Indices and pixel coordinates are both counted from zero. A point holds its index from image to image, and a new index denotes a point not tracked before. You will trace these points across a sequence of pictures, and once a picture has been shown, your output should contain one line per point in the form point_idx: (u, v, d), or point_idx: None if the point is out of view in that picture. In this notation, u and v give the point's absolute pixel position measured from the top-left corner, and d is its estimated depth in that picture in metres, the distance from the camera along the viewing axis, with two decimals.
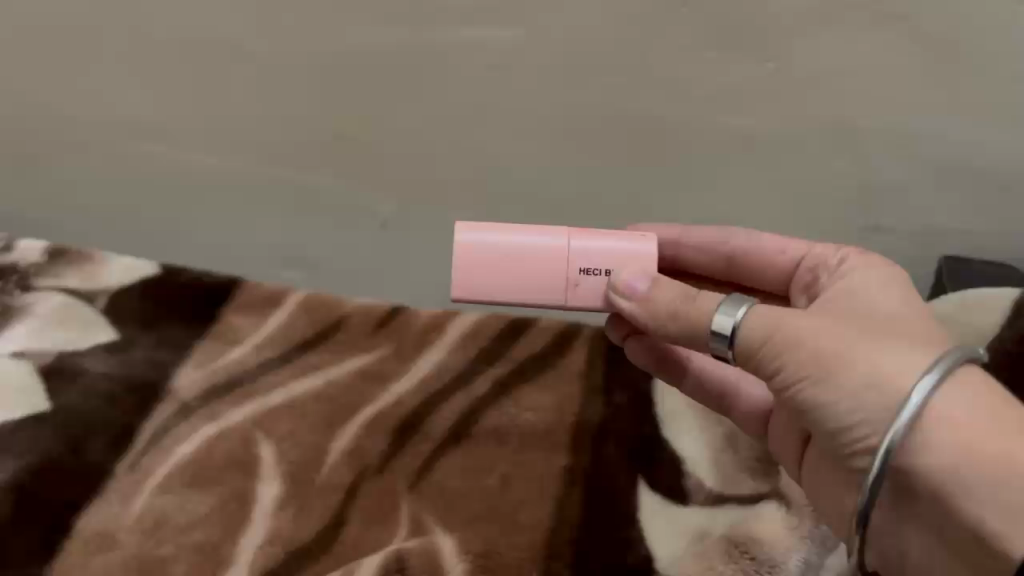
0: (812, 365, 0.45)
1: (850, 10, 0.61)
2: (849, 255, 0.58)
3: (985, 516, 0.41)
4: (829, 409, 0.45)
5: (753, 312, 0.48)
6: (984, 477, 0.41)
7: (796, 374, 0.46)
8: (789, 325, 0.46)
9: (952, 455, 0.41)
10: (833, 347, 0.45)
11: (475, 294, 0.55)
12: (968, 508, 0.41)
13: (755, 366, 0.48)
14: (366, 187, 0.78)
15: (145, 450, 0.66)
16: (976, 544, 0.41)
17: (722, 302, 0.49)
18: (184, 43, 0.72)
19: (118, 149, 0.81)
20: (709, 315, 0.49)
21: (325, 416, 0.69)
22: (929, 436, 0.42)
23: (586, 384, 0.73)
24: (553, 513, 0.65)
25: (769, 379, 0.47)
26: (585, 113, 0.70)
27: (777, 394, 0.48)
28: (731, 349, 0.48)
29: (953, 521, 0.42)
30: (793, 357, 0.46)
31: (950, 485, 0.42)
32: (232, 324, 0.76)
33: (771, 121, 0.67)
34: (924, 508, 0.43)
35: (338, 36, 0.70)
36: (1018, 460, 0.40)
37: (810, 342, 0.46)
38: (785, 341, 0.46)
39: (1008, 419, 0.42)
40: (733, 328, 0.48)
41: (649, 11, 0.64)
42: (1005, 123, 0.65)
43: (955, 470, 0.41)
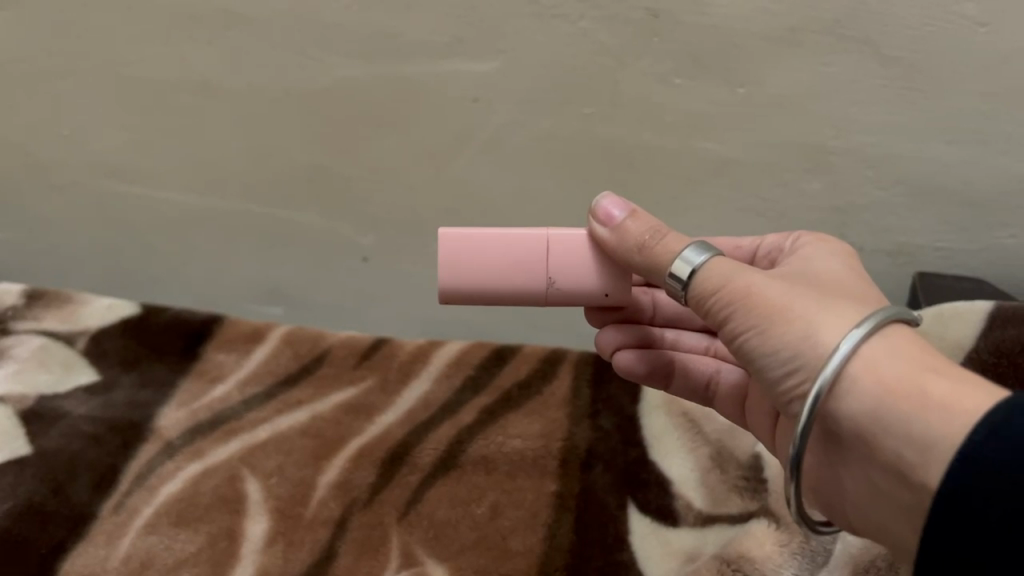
0: (758, 315, 0.47)
1: (812, 36, 0.67)
2: (806, 241, 0.57)
3: (903, 453, 0.41)
4: (769, 356, 0.47)
5: (712, 261, 0.50)
6: (903, 415, 0.41)
7: (744, 324, 0.48)
8: (739, 277, 0.49)
9: (870, 394, 0.43)
10: (779, 299, 0.47)
11: (458, 229, 0.55)
12: (888, 446, 0.42)
13: (705, 313, 0.50)
14: (350, 224, 0.87)
15: (130, 491, 0.68)
16: (898, 481, 0.42)
17: (688, 246, 0.51)
18: (178, 81, 0.79)
19: (115, 189, 0.89)
20: (675, 256, 0.51)
21: (311, 451, 0.70)
22: (855, 380, 0.43)
23: (573, 411, 0.73)
24: (544, 540, 0.64)
25: (718, 327, 0.50)
26: (559, 140, 0.77)
27: (725, 342, 0.50)
28: (683, 292, 0.51)
29: (877, 460, 0.43)
30: (741, 305, 0.48)
31: (871, 425, 0.43)
32: (215, 361, 0.78)
33: (741, 146, 0.75)
34: (853, 450, 0.45)
35: (326, 73, 0.76)
36: (932, 394, 0.41)
37: (757, 292, 0.48)
38: (733, 291, 0.48)
39: (926, 363, 0.43)
40: (691, 271, 0.50)
41: (620, 42, 0.70)
42: (955, 139, 0.72)
43: (875, 408, 0.42)
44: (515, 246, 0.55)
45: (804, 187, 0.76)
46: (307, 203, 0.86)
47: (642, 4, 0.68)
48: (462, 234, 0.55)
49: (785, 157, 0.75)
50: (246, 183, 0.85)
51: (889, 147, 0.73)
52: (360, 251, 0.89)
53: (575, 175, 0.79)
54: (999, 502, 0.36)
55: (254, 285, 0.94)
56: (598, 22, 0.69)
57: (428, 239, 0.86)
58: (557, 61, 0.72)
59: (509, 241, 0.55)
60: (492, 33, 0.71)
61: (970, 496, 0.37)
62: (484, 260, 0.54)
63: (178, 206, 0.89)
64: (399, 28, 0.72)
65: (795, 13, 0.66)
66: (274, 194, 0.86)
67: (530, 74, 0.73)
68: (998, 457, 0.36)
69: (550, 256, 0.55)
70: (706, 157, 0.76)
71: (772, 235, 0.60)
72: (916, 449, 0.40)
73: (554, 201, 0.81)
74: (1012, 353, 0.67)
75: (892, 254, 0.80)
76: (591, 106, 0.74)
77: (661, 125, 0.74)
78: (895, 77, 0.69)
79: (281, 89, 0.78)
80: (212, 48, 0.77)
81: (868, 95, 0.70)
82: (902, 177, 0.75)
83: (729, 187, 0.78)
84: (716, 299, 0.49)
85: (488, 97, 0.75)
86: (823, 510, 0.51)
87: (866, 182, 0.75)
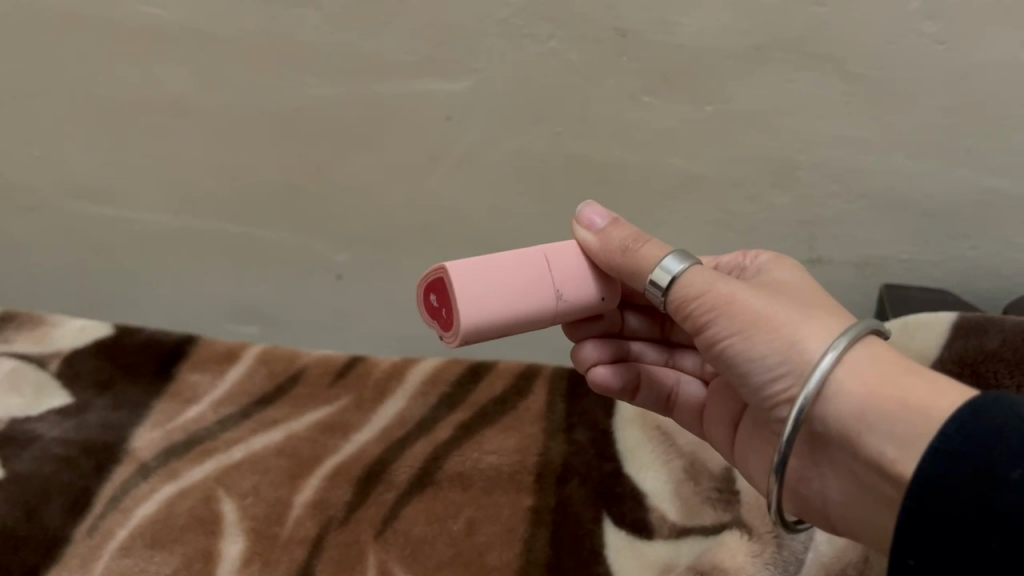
0: (742, 322, 0.50)
1: (777, 53, 0.69)
2: (767, 261, 0.58)
3: (884, 450, 0.44)
4: (755, 363, 0.50)
5: (691, 271, 0.52)
6: (885, 413, 0.44)
7: (728, 330, 0.50)
8: (722, 285, 0.51)
9: (855, 397, 0.45)
10: (761, 309, 0.50)
11: (464, 263, 0.51)
12: (870, 443, 0.45)
13: (684, 318, 0.52)
14: (324, 242, 0.87)
15: (104, 514, 0.67)
16: (878, 475, 0.45)
17: (667, 255, 0.53)
18: (150, 102, 0.80)
19: (88, 210, 0.89)
20: (656, 263, 0.52)
21: (287, 470, 0.70)
22: (840, 383, 0.46)
23: (548, 425, 0.73)
24: (520, 555, 0.64)
25: (699, 332, 0.51)
26: (530, 158, 0.78)
27: (704, 347, 0.52)
28: (662, 298, 0.52)
29: (859, 457, 0.46)
30: (724, 312, 0.50)
31: (856, 424, 0.45)
32: (189, 382, 0.78)
33: (709, 162, 0.76)
34: (837, 448, 0.47)
35: (298, 93, 0.77)
36: (910, 394, 0.44)
37: (740, 301, 0.50)
38: (717, 298, 0.50)
39: (902, 367, 0.46)
40: (672, 279, 0.52)
41: (589, 61, 0.71)
42: (916, 153, 0.73)
43: (860, 410, 0.45)
44: (524, 265, 0.53)
45: (772, 203, 0.78)
46: (281, 222, 0.86)
47: (610, 24, 0.69)
48: (468, 264, 0.51)
49: (753, 173, 0.76)
50: (219, 203, 0.86)
51: (854, 163, 0.74)
52: (334, 269, 0.89)
53: (547, 192, 0.80)
54: (958, 489, 0.37)
55: (228, 304, 0.94)
56: (568, 42, 0.70)
57: (402, 257, 0.87)
58: (528, 79, 0.73)
59: (515, 262, 0.52)
60: (464, 53, 0.72)
61: (933, 483, 0.38)
62: (505, 284, 0.51)
63: (152, 226, 0.89)
64: (372, 48, 0.73)
65: (759, 32, 0.68)
66: (248, 213, 0.86)
67: (501, 93, 0.74)
68: (963, 449, 0.38)
69: (553, 269, 0.53)
70: (675, 173, 0.77)
71: (728, 256, 0.62)
72: (896, 444, 0.43)
73: (526, 218, 0.82)
74: (975, 363, 0.68)
75: (859, 265, 0.82)
76: (562, 124, 0.75)
77: (631, 143, 0.76)
78: (857, 93, 0.70)
79: (253, 110, 0.78)
80: (184, 70, 0.77)
81: (833, 112, 0.72)
82: (867, 190, 0.76)
83: (698, 203, 0.79)
84: (698, 305, 0.51)
85: (461, 116, 0.76)
86: (801, 509, 0.54)
87: (831, 197, 0.77)
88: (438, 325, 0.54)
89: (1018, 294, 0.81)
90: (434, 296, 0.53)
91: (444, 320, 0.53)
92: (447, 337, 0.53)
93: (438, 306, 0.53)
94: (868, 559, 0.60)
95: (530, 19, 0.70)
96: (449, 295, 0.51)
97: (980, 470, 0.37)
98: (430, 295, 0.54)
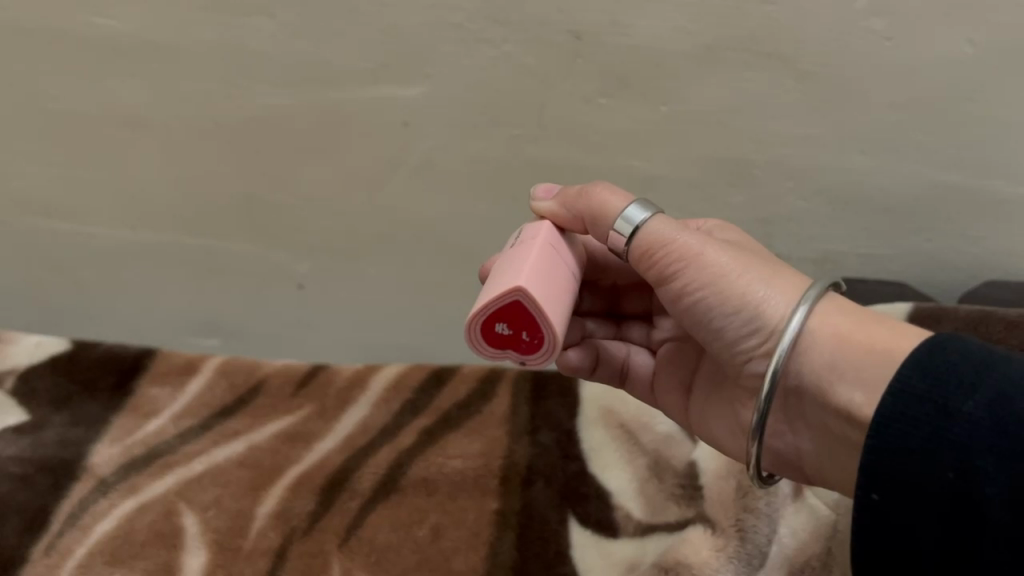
0: (712, 273, 0.53)
1: (730, 52, 0.69)
2: (713, 228, 0.63)
3: (853, 396, 0.48)
4: (724, 312, 0.53)
5: (655, 222, 0.54)
6: (854, 361, 0.48)
7: (697, 279, 0.53)
8: (689, 238, 0.53)
9: (826, 349, 0.49)
10: (729, 262, 0.53)
11: (533, 279, 0.49)
12: (840, 391, 0.49)
13: (647, 265, 0.54)
14: (285, 251, 0.87)
15: (62, 532, 0.66)
16: (849, 422, 0.49)
17: (630, 203, 0.55)
18: (104, 113, 0.79)
19: (43, 224, 0.88)
20: (619, 214, 0.54)
21: (249, 481, 0.69)
22: (813, 337, 0.50)
23: (513, 427, 0.72)
24: (486, 560, 0.64)
25: (664, 280, 0.54)
26: (490, 162, 0.78)
27: (672, 300, 0.55)
28: (627, 246, 0.54)
29: (829, 407, 0.50)
30: (694, 262, 0.53)
31: (828, 374, 0.49)
32: (148, 396, 0.77)
33: (666, 162, 0.77)
34: (809, 400, 0.51)
35: (254, 102, 0.76)
36: (876, 342, 0.48)
37: (708, 252, 0.53)
38: (685, 248, 0.53)
39: (862, 316, 0.50)
40: (637, 227, 0.54)
41: (545, 64, 0.71)
42: (868, 148, 0.74)
43: (831, 360, 0.49)
44: (552, 258, 0.53)
45: (729, 201, 0.79)
46: (241, 231, 0.86)
47: (564, 26, 0.69)
48: (531, 275, 0.50)
49: (710, 172, 0.77)
50: (178, 214, 0.85)
51: (808, 159, 0.76)
52: (295, 279, 0.89)
53: (507, 195, 0.80)
54: (919, 428, 0.40)
55: (189, 317, 0.94)
56: (523, 45, 0.71)
57: (364, 264, 0.87)
58: (485, 84, 0.73)
59: (546, 260, 0.52)
60: (419, 59, 0.72)
61: (896, 423, 0.41)
62: (559, 284, 0.52)
63: (110, 240, 0.88)
64: (327, 56, 0.73)
65: (711, 33, 0.68)
66: (208, 223, 0.85)
67: (458, 98, 0.74)
68: (922, 387, 0.41)
69: (558, 251, 0.54)
70: (633, 174, 0.78)
71: None
72: (865, 389, 0.47)
73: (487, 221, 0.82)
74: None
75: (817, 260, 0.83)
76: (519, 128, 0.75)
77: (588, 145, 0.76)
78: (810, 90, 0.71)
79: (209, 119, 0.78)
80: (137, 81, 0.76)
81: (787, 109, 0.72)
82: (821, 187, 0.77)
83: (656, 202, 0.80)
84: (665, 254, 0.53)
85: (419, 121, 0.76)
86: (775, 465, 0.57)
87: (788, 193, 0.78)
88: (514, 353, 0.51)
89: (971, 285, 0.83)
90: (506, 324, 0.50)
91: (526, 344, 0.50)
92: (532, 358, 0.51)
93: (510, 333, 0.50)
94: (830, 550, 0.61)
95: (484, 23, 0.70)
96: (532, 312, 0.49)
97: (938, 408, 0.40)
98: (493, 325, 0.50)
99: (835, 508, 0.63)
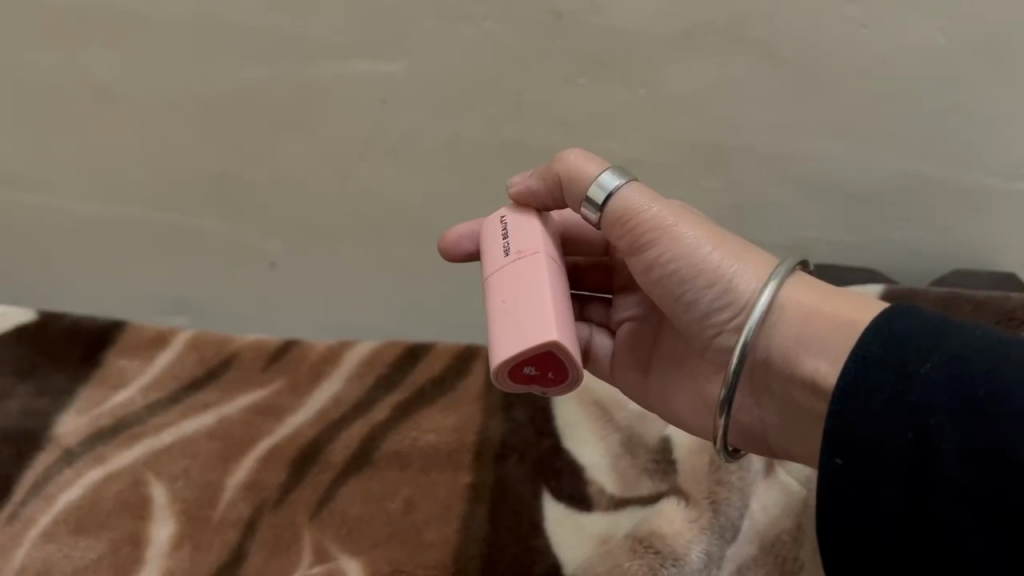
0: (683, 245, 0.53)
1: (707, 36, 0.70)
2: None
3: (819, 366, 0.49)
4: (694, 285, 0.54)
5: (627, 192, 0.55)
6: (821, 333, 0.49)
7: (667, 250, 0.54)
8: (661, 210, 0.54)
9: (793, 321, 0.50)
10: (700, 237, 0.54)
11: (559, 327, 0.49)
12: (806, 361, 0.49)
13: (617, 233, 0.55)
14: (256, 228, 0.86)
15: (25, 502, 0.65)
16: (813, 392, 0.50)
17: (604, 172, 0.56)
18: (74, 84, 0.77)
19: (10, 197, 0.86)
20: (593, 182, 0.55)
21: (219, 452, 0.68)
22: (781, 310, 0.51)
23: (486, 404, 0.71)
24: (459, 530, 0.63)
25: (634, 249, 0.55)
26: (468, 141, 0.78)
27: (642, 272, 0.55)
28: (600, 213, 0.55)
29: (793, 378, 0.50)
30: (666, 234, 0.54)
31: (794, 345, 0.50)
32: (117, 367, 0.75)
33: (642, 147, 0.77)
34: (777, 374, 0.51)
35: (229, 74, 0.75)
36: (841, 315, 0.49)
37: (680, 225, 0.54)
38: (658, 220, 0.54)
39: (829, 291, 0.51)
40: (609, 194, 0.55)
41: (524, 43, 0.72)
42: (841, 136, 0.75)
43: (798, 332, 0.50)
44: (559, 279, 0.53)
45: (704, 186, 0.79)
46: (213, 208, 0.85)
47: (545, 6, 0.70)
48: (558, 321, 0.50)
49: (686, 156, 0.78)
50: (149, 190, 0.84)
51: (782, 145, 0.76)
52: (267, 257, 0.88)
53: (482, 176, 0.80)
54: (880, 390, 0.41)
55: (157, 296, 0.92)
56: (504, 23, 0.71)
57: (338, 243, 0.86)
58: (463, 62, 0.73)
59: (556, 284, 0.52)
60: (398, 35, 0.72)
61: (858, 387, 0.42)
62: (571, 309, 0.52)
63: (79, 214, 0.87)
64: (306, 30, 0.72)
65: (688, 17, 0.69)
66: (179, 199, 0.84)
67: (436, 76, 0.74)
68: (881, 352, 0.42)
69: (557, 264, 0.54)
70: (610, 157, 0.78)
71: None
72: (830, 359, 0.48)
73: (463, 202, 0.82)
74: None
75: (790, 248, 0.83)
76: (497, 107, 0.75)
77: (567, 127, 0.76)
78: (786, 76, 0.72)
79: (183, 92, 0.77)
80: (109, 52, 0.75)
81: (762, 95, 0.73)
82: (795, 174, 0.78)
83: None
84: (636, 222, 0.54)
85: (396, 98, 0.76)
86: (741, 439, 0.57)
87: (761, 180, 0.79)
88: (537, 385, 0.52)
89: (939, 275, 0.84)
90: (534, 368, 0.50)
91: (552, 379, 0.52)
92: (556, 388, 0.53)
93: (537, 372, 0.51)
94: (802, 525, 0.61)
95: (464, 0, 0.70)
96: (559, 358, 0.50)
97: (897, 370, 0.41)
98: (519, 369, 0.51)
99: (807, 484, 0.63)
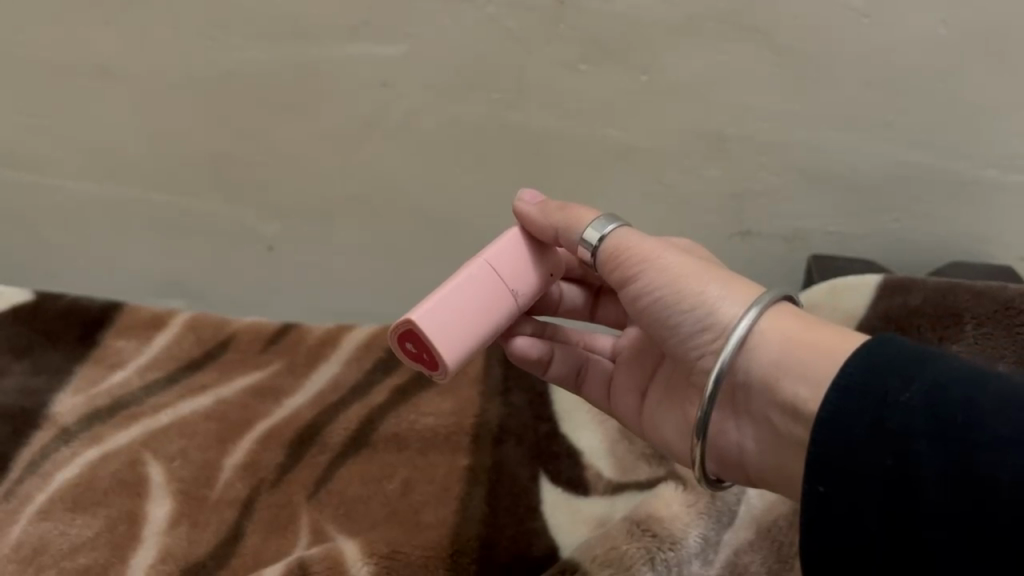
0: (668, 277, 0.53)
1: (709, 23, 0.70)
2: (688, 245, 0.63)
3: (798, 391, 0.48)
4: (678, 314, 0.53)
5: (616, 235, 0.55)
6: (800, 361, 0.48)
7: (653, 284, 0.53)
8: (649, 247, 0.54)
9: (773, 347, 0.49)
10: (686, 267, 0.53)
11: (430, 311, 0.51)
12: (784, 386, 0.49)
13: (610, 272, 0.56)
14: (254, 211, 0.86)
15: (23, 478, 0.65)
16: (793, 416, 0.49)
17: (597, 217, 0.56)
18: (73, 63, 0.77)
19: (7, 175, 0.86)
20: (585, 224, 0.56)
21: (217, 433, 0.69)
22: (762, 338, 0.50)
23: (485, 388, 0.71)
24: (455, 513, 0.63)
25: (625, 286, 0.55)
26: (468, 126, 0.78)
27: (632, 304, 0.55)
28: (592, 255, 0.56)
29: (773, 402, 0.49)
30: (653, 269, 0.54)
31: (773, 371, 0.49)
32: (114, 347, 0.75)
33: (643, 134, 0.77)
34: (757, 397, 0.51)
35: (230, 55, 0.75)
36: (821, 343, 0.47)
37: (666, 258, 0.54)
38: (645, 255, 0.54)
39: (812, 321, 0.50)
40: (601, 238, 0.55)
41: (525, 27, 0.71)
42: (841, 125, 0.75)
43: (779, 357, 0.49)
44: (484, 281, 0.53)
45: (703, 173, 0.79)
46: (212, 190, 0.84)
47: None
48: (429, 305, 0.52)
49: (686, 144, 0.78)
50: (147, 170, 0.84)
51: (782, 135, 0.76)
52: (265, 241, 0.88)
53: (482, 161, 0.80)
54: (861, 419, 0.40)
55: (154, 277, 0.92)
56: (505, 8, 0.71)
57: (337, 226, 0.86)
58: (464, 45, 0.73)
59: (472, 282, 0.53)
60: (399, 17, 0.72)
61: (839, 415, 0.41)
62: (477, 307, 0.53)
63: (76, 194, 0.86)
64: (306, 11, 0.72)
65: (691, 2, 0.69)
66: (177, 180, 0.84)
67: (436, 59, 0.74)
68: (861, 381, 0.41)
69: (498, 271, 0.54)
70: (609, 143, 0.78)
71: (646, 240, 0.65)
72: (809, 386, 0.47)
73: (463, 186, 0.82)
74: (899, 319, 0.70)
75: (788, 239, 0.84)
76: (498, 92, 0.75)
77: (567, 112, 0.76)
78: (787, 65, 0.72)
79: (182, 72, 0.77)
80: (108, 30, 0.75)
81: (762, 83, 0.73)
82: (794, 163, 0.78)
83: (631, 174, 0.80)
84: (626, 262, 0.54)
85: (396, 81, 0.75)
86: (719, 465, 0.56)
87: (761, 168, 0.79)
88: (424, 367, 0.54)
89: (937, 266, 0.84)
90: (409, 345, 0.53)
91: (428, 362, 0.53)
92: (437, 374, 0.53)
93: (416, 352, 0.53)
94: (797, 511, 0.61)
95: None
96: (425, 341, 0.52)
97: (877, 399, 0.40)
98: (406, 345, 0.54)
99: None
